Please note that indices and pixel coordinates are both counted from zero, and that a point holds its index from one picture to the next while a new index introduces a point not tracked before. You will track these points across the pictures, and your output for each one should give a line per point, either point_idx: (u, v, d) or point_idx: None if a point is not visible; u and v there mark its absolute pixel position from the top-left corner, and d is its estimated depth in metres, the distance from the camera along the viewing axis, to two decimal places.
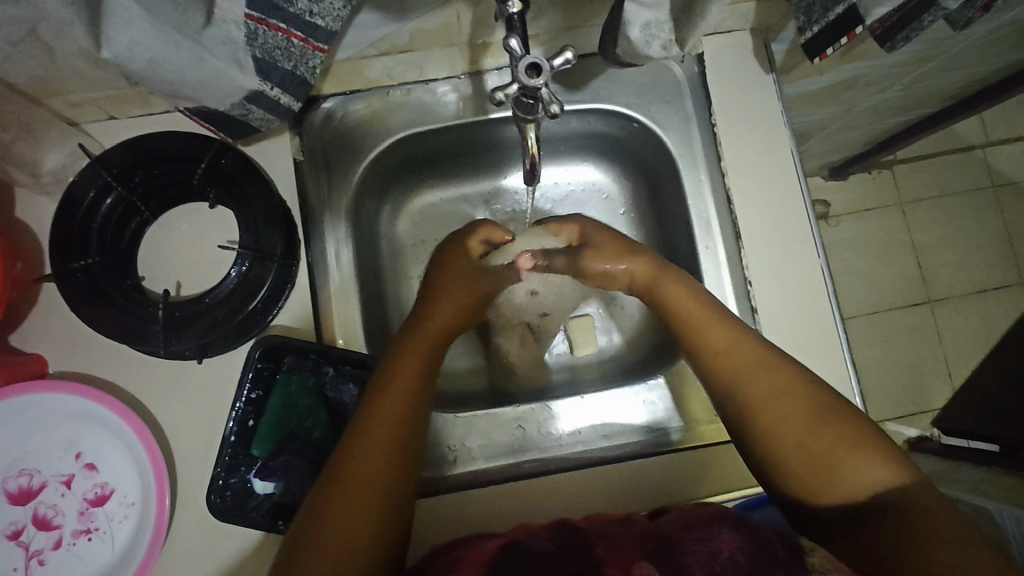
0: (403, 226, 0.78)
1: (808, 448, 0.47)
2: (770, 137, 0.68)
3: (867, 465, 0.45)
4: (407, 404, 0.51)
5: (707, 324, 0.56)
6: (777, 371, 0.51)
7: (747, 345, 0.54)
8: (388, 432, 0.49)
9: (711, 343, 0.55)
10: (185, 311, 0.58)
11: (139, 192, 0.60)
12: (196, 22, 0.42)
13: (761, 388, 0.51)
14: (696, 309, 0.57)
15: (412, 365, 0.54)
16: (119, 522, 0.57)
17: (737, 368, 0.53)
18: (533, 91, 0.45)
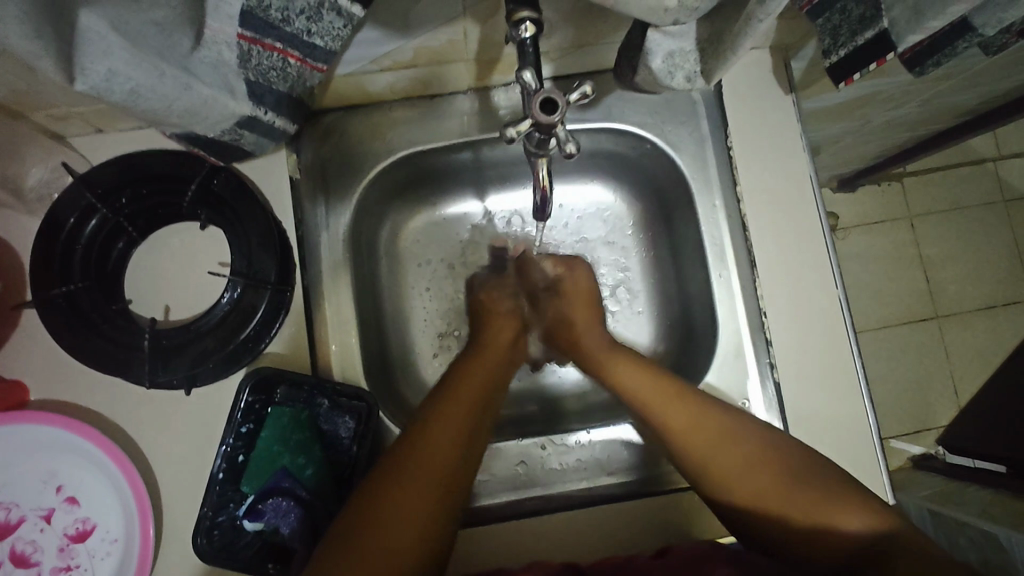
0: (403, 244, 0.75)
1: (781, 509, 0.48)
2: (788, 161, 0.65)
3: (846, 513, 0.46)
4: (458, 444, 0.52)
5: (660, 403, 0.56)
6: (737, 439, 0.52)
7: (705, 416, 0.54)
8: (439, 472, 0.50)
9: (666, 422, 0.55)
10: (172, 339, 0.55)
11: (126, 213, 0.56)
12: (184, 45, 0.38)
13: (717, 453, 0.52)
14: (644, 380, 0.58)
15: (467, 405, 0.55)
16: (101, 559, 0.55)
17: (697, 444, 0.53)
18: (548, 128, 0.43)
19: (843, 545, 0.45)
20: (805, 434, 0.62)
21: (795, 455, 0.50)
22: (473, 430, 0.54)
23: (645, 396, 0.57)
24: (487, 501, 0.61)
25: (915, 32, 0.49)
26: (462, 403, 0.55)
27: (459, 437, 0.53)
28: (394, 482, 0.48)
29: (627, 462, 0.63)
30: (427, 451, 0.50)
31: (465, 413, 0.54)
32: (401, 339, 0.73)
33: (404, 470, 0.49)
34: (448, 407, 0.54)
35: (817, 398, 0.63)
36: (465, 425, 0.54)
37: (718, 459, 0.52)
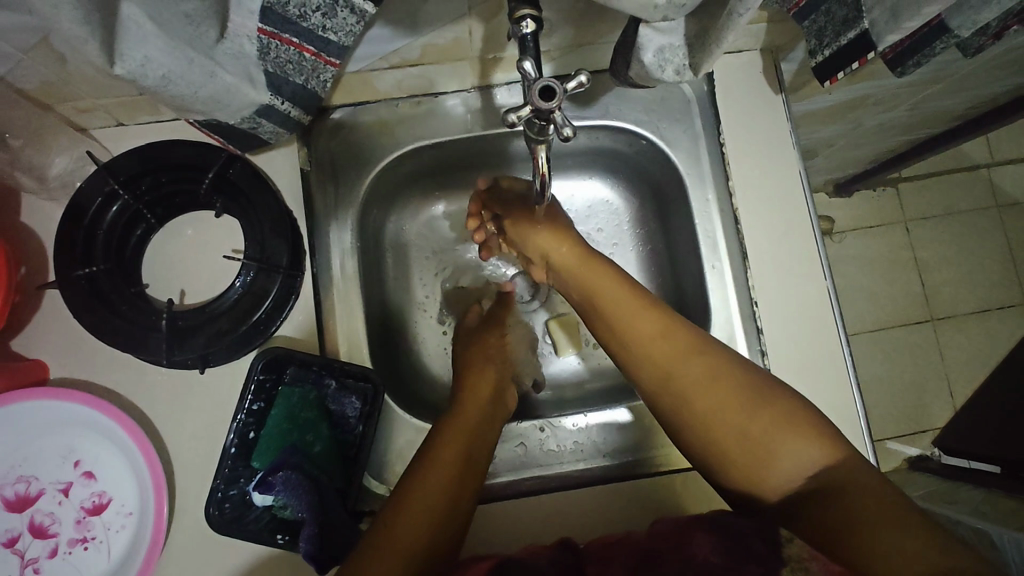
0: (407, 237, 0.78)
1: (741, 432, 0.49)
2: (779, 158, 0.68)
3: (795, 445, 0.47)
4: (467, 438, 0.57)
5: (629, 316, 0.56)
6: (708, 359, 0.52)
7: (672, 330, 0.54)
8: (451, 461, 0.54)
9: (629, 337, 0.55)
10: (188, 320, 0.58)
11: (146, 200, 0.59)
12: (209, 37, 0.41)
13: (682, 371, 0.52)
14: (617, 294, 0.57)
15: (465, 429, 0.57)
16: (116, 531, 0.57)
17: (661, 358, 0.53)
18: (547, 113, 0.45)
19: (785, 475, 0.47)
20: None
21: (759, 379, 0.51)
22: (478, 430, 0.58)
23: (609, 307, 0.57)
24: (487, 481, 0.64)
25: (894, 33, 0.51)
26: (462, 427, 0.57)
27: (458, 458, 0.54)
28: (399, 507, 0.50)
29: (623, 445, 0.65)
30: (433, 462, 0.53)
31: (465, 437, 0.56)
32: (404, 327, 0.75)
33: (406, 496, 0.51)
34: (447, 430, 0.57)
35: (806, 385, 0.65)
36: (463, 446, 0.56)
37: (679, 371, 0.52)
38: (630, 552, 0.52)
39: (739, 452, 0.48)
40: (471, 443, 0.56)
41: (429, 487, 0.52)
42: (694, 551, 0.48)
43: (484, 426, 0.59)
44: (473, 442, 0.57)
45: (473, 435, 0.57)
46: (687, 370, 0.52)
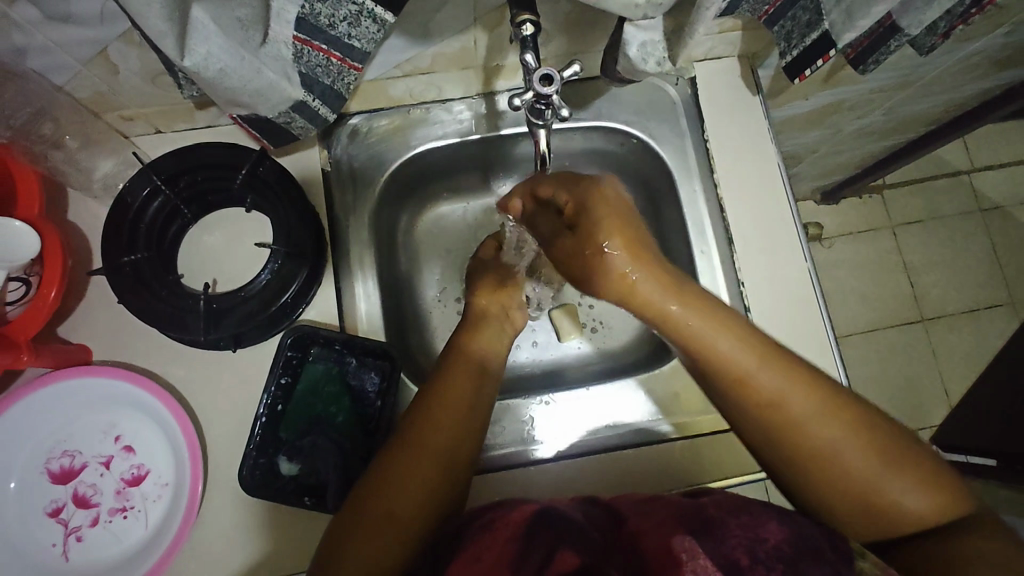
0: (418, 234, 0.84)
1: (873, 483, 0.47)
2: (758, 152, 0.75)
3: (906, 488, 0.47)
4: (463, 412, 0.58)
5: (761, 376, 0.49)
6: (828, 406, 0.49)
7: (795, 375, 0.49)
8: (445, 436, 0.56)
9: (760, 400, 0.49)
10: (221, 303, 0.63)
11: (183, 197, 0.66)
12: (255, 40, 0.48)
13: (811, 425, 0.48)
14: (735, 352, 0.49)
15: (461, 395, 0.58)
16: (153, 501, 0.61)
17: (799, 418, 0.48)
18: (546, 97, 0.52)
19: (906, 518, 0.47)
20: None
21: (871, 413, 0.49)
22: (474, 402, 0.59)
23: (728, 370, 0.50)
24: (497, 453, 0.68)
25: (850, 31, 0.59)
26: (457, 393, 0.59)
27: (455, 433, 0.56)
28: (388, 473, 0.53)
29: (624, 417, 0.70)
30: (427, 435, 0.55)
31: (462, 407, 0.58)
32: (417, 317, 0.81)
33: (397, 464, 0.54)
34: (443, 396, 0.58)
35: None
36: (461, 416, 0.57)
37: (815, 429, 0.48)
38: (682, 517, 0.50)
39: (868, 503, 0.48)
40: (468, 413, 0.58)
41: (426, 451, 0.55)
42: (764, 535, 0.46)
43: (479, 390, 0.60)
44: (470, 410, 0.58)
45: (471, 410, 0.58)
46: (812, 420, 0.48)
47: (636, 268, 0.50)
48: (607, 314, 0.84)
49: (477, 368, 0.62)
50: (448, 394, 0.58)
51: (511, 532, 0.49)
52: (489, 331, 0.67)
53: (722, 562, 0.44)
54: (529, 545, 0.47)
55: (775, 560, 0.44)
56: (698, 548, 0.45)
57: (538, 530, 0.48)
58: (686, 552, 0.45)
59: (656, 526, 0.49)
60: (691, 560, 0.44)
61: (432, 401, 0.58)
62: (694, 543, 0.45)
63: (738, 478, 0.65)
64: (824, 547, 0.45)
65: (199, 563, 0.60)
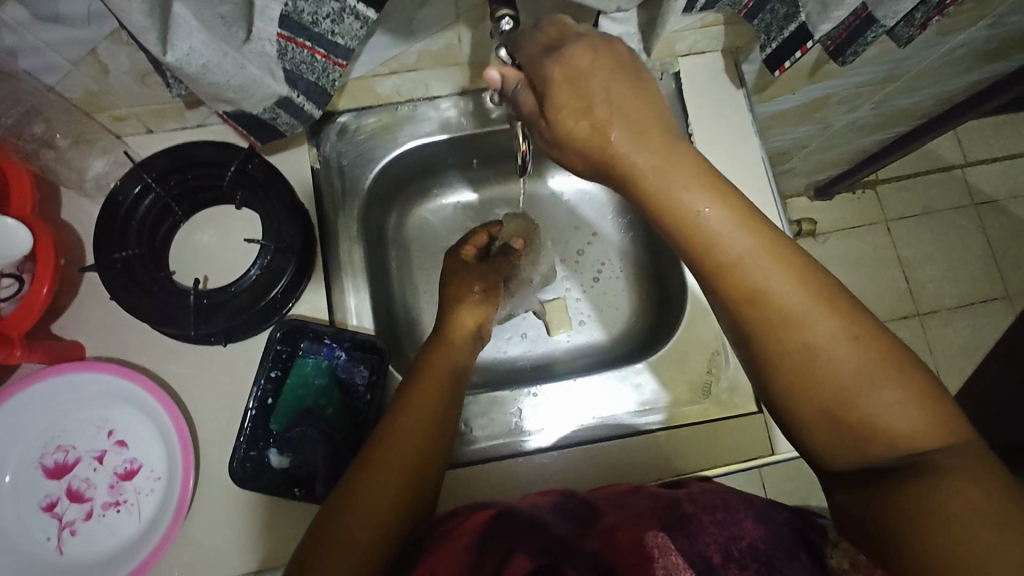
0: (408, 231, 0.85)
1: (860, 391, 0.38)
2: (742, 145, 0.76)
3: (895, 402, 0.38)
4: (432, 414, 0.56)
5: (750, 263, 0.40)
6: (809, 286, 0.40)
7: (775, 249, 0.41)
8: (413, 435, 0.54)
9: (745, 287, 0.40)
10: (212, 298, 0.64)
11: (174, 194, 0.67)
12: (238, 37, 0.49)
13: (784, 300, 0.40)
14: (733, 232, 0.40)
15: (429, 399, 0.57)
16: (146, 494, 0.62)
17: (783, 308, 0.40)
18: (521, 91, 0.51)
19: (895, 438, 0.38)
20: None
21: (865, 314, 0.40)
22: (441, 402, 0.58)
23: (717, 253, 0.40)
24: (486, 444, 0.68)
25: (825, 22, 0.59)
26: (426, 398, 0.57)
27: (423, 440, 0.54)
28: (358, 481, 0.51)
29: (611, 407, 0.70)
30: (396, 438, 0.54)
31: (429, 411, 0.56)
32: (408, 314, 0.81)
33: (368, 470, 0.51)
34: (409, 402, 0.56)
35: None
36: (427, 422, 0.56)
37: (810, 326, 0.39)
38: (660, 510, 0.52)
39: (846, 421, 0.39)
40: (435, 418, 0.57)
41: (394, 454, 0.53)
42: (740, 533, 0.49)
43: (448, 397, 0.59)
44: (438, 417, 0.57)
45: (438, 409, 0.57)
46: (786, 293, 0.40)
47: (619, 128, 0.42)
48: (597, 308, 0.85)
49: (446, 373, 0.60)
50: (414, 399, 0.57)
51: (473, 534, 0.51)
52: (462, 339, 0.66)
53: (696, 560, 0.47)
54: (488, 545, 0.49)
55: (749, 559, 0.46)
56: (670, 544, 0.48)
57: (497, 534, 0.50)
58: (658, 548, 0.47)
59: (632, 520, 0.52)
60: (663, 557, 0.47)
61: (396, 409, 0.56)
62: (666, 540, 0.48)
63: (731, 466, 0.65)
64: (798, 548, 0.48)
65: (190, 556, 0.61)
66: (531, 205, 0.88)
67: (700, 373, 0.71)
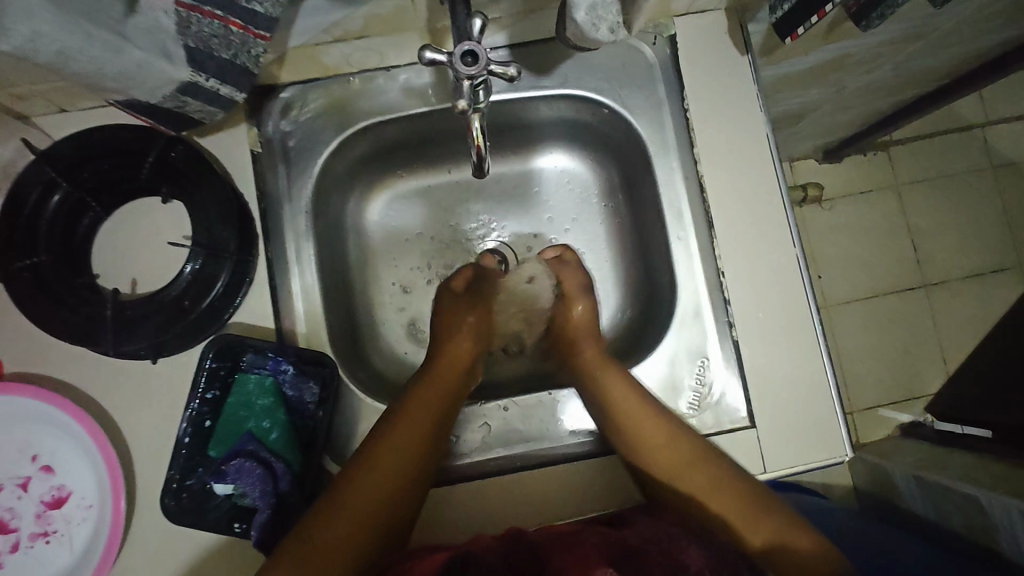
0: (369, 216, 0.76)
1: (734, 510, 0.52)
2: (745, 123, 0.66)
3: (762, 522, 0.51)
4: (424, 435, 0.57)
5: (619, 405, 0.59)
6: (705, 472, 0.55)
7: (678, 441, 0.57)
8: (405, 454, 0.55)
9: (643, 433, 0.57)
10: (136, 309, 0.57)
11: (89, 188, 0.58)
12: (116, 11, 0.41)
13: (675, 469, 0.55)
14: (642, 414, 0.58)
15: (424, 421, 0.57)
16: (77, 524, 0.57)
17: (670, 470, 0.56)
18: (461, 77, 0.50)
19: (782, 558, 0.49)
20: (763, 392, 0.63)
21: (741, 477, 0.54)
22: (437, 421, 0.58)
23: (625, 416, 0.58)
24: (454, 462, 0.63)
25: None
26: (425, 409, 0.58)
27: (413, 451, 0.55)
28: (333, 502, 0.52)
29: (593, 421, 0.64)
30: (383, 454, 0.55)
31: (426, 424, 0.57)
32: (370, 312, 0.74)
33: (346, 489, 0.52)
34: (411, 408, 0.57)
35: (778, 358, 0.63)
36: (422, 436, 0.56)
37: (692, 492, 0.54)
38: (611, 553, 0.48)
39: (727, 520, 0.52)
40: (431, 432, 0.57)
41: (382, 474, 0.54)
42: (686, 561, 0.47)
43: (446, 409, 0.59)
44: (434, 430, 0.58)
45: (431, 428, 0.57)
46: (676, 464, 0.56)
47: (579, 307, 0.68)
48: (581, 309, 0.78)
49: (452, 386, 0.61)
50: (416, 407, 0.58)
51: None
52: (454, 367, 0.63)
53: None
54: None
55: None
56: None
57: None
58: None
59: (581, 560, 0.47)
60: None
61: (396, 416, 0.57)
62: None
63: None
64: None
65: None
66: (506, 186, 0.80)
67: (688, 383, 0.64)
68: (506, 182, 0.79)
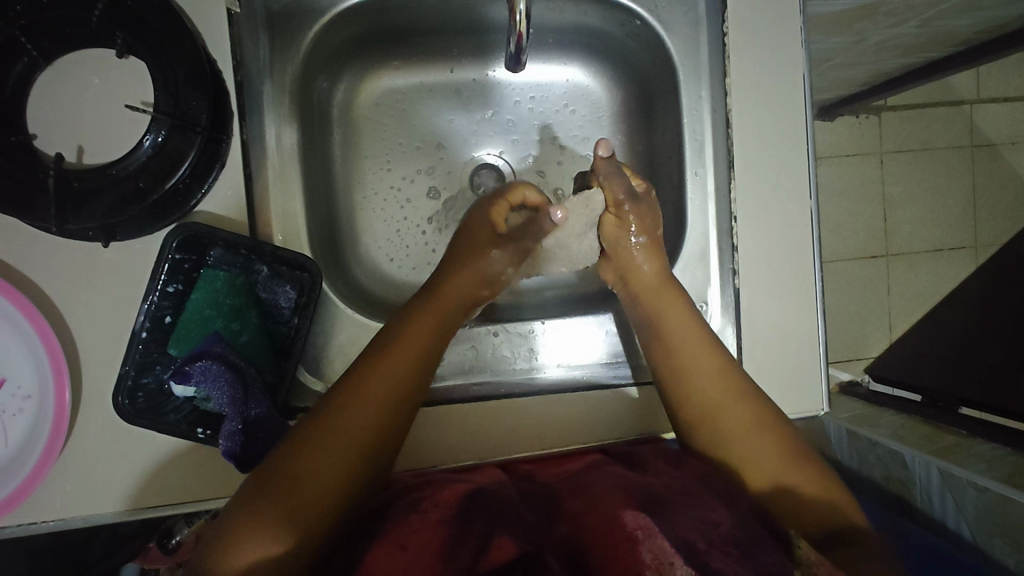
0: (358, 111, 0.69)
1: (790, 485, 0.49)
2: (782, 58, 0.61)
3: (809, 489, 0.49)
4: (406, 378, 0.50)
5: (701, 355, 0.55)
6: (768, 428, 0.52)
7: (744, 399, 0.53)
8: (382, 395, 0.48)
9: (712, 401, 0.53)
10: (84, 182, 0.50)
11: (22, 25, 0.48)
12: None
13: (735, 423, 0.52)
14: (698, 363, 0.55)
15: (405, 356, 0.51)
16: (13, 415, 0.49)
17: (727, 425, 0.52)
18: None
19: (808, 512, 0.48)
20: (755, 344, 0.62)
21: (795, 445, 0.52)
22: (416, 365, 0.51)
23: (682, 354, 0.55)
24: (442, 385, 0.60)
25: None
26: (398, 358, 0.50)
27: (391, 399, 0.49)
28: (304, 448, 0.44)
29: (579, 358, 0.63)
30: (368, 387, 0.48)
31: (411, 363, 0.51)
32: (350, 217, 0.68)
33: (317, 436, 0.45)
34: (383, 359, 0.50)
35: (776, 309, 0.62)
36: (393, 392, 0.49)
37: (752, 460, 0.51)
38: (628, 492, 0.48)
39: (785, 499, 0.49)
40: (407, 388, 0.50)
41: (361, 414, 0.47)
42: (716, 517, 0.45)
43: (426, 361, 0.52)
44: (410, 383, 0.50)
45: (415, 365, 0.51)
46: (738, 418, 0.52)
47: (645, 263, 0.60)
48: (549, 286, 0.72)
49: (439, 333, 0.55)
50: (389, 361, 0.50)
51: (442, 515, 0.46)
52: (458, 298, 0.58)
53: (680, 544, 0.42)
54: (462, 532, 0.44)
55: (729, 543, 0.42)
56: (652, 527, 0.43)
57: (467, 518, 0.45)
58: (641, 530, 0.42)
59: (601, 502, 0.47)
60: (648, 539, 0.42)
61: (370, 364, 0.49)
62: (648, 521, 0.43)
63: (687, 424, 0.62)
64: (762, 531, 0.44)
65: (64, 502, 0.50)
66: (513, 98, 0.72)
67: None
68: (511, 93, 0.72)
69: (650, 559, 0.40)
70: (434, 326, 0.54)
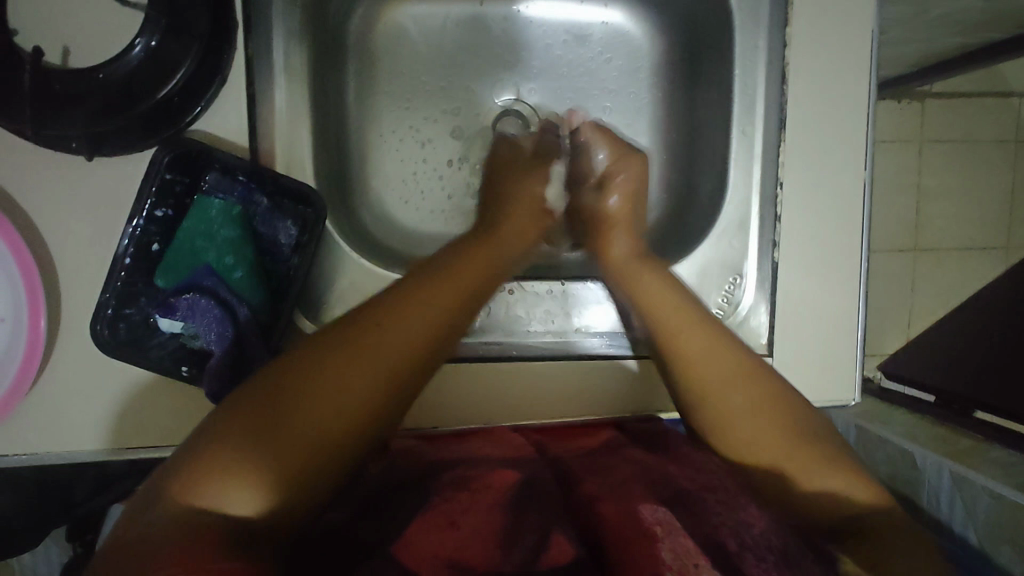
0: (376, 40, 0.63)
1: (806, 471, 0.43)
2: (849, 10, 0.55)
3: (833, 480, 0.43)
4: (439, 321, 0.45)
5: (691, 334, 0.49)
6: (785, 414, 0.45)
7: (753, 381, 0.47)
8: (411, 334, 0.43)
9: (701, 381, 0.48)
10: (65, 86, 0.44)
11: None
12: None
13: (735, 409, 0.46)
14: (691, 342, 0.49)
15: (440, 299, 0.46)
16: None
17: (727, 409, 0.47)
18: None
19: (827, 504, 0.42)
20: (789, 324, 0.57)
21: (813, 430, 0.45)
22: (452, 309, 0.46)
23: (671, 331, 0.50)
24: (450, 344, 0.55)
25: None
26: (432, 299, 0.45)
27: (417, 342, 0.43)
28: (311, 376, 0.39)
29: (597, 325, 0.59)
30: (391, 322, 0.43)
31: (447, 305, 0.46)
32: (360, 156, 0.62)
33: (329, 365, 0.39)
34: (416, 297, 0.45)
35: (814, 287, 0.57)
36: (422, 334, 0.44)
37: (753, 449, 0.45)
38: (654, 487, 0.43)
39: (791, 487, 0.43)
40: (439, 332, 0.45)
41: (381, 350, 0.41)
42: (749, 518, 0.40)
43: (465, 306, 0.48)
44: (444, 327, 0.46)
45: (450, 311, 0.46)
46: (740, 403, 0.46)
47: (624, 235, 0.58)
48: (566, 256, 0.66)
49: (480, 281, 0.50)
50: (423, 299, 0.45)
51: (492, 500, 0.41)
52: (510, 239, 0.56)
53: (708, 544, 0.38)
54: (517, 521, 0.39)
55: (764, 548, 0.38)
56: (673, 522, 0.39)
57: (521, 506, 0.41)
58: (661, 526, 0.38)
59: (616, 492, 0.43)
60: (669, 536, 0.37)
61: (398, 299, 0.44)
62: (668, 517, 0.39)
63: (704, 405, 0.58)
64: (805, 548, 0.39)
65: (36, 434, 0.47)
66: (546, 39, 0.66)
67: (713, 301, 0.58)
68: (544, 34, 0.66)
69: (672, 558, 0.35)
70: (476, 272, 0.50)
